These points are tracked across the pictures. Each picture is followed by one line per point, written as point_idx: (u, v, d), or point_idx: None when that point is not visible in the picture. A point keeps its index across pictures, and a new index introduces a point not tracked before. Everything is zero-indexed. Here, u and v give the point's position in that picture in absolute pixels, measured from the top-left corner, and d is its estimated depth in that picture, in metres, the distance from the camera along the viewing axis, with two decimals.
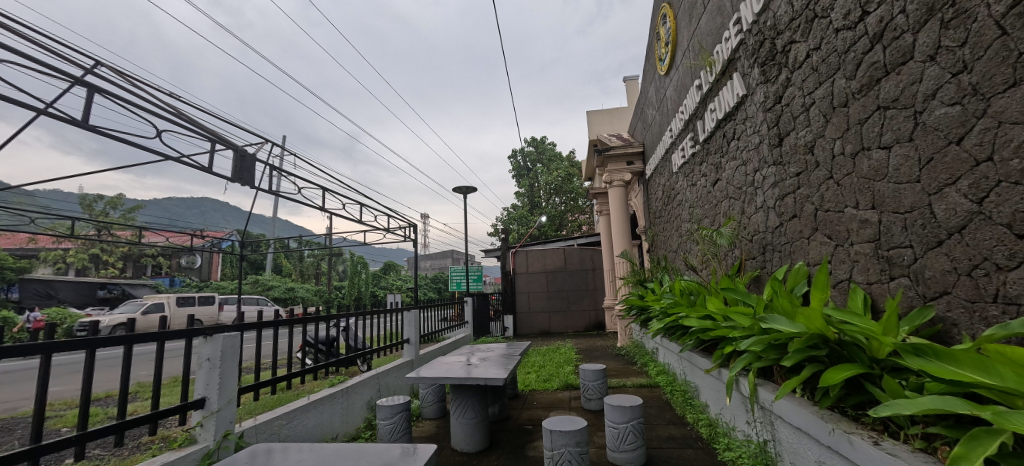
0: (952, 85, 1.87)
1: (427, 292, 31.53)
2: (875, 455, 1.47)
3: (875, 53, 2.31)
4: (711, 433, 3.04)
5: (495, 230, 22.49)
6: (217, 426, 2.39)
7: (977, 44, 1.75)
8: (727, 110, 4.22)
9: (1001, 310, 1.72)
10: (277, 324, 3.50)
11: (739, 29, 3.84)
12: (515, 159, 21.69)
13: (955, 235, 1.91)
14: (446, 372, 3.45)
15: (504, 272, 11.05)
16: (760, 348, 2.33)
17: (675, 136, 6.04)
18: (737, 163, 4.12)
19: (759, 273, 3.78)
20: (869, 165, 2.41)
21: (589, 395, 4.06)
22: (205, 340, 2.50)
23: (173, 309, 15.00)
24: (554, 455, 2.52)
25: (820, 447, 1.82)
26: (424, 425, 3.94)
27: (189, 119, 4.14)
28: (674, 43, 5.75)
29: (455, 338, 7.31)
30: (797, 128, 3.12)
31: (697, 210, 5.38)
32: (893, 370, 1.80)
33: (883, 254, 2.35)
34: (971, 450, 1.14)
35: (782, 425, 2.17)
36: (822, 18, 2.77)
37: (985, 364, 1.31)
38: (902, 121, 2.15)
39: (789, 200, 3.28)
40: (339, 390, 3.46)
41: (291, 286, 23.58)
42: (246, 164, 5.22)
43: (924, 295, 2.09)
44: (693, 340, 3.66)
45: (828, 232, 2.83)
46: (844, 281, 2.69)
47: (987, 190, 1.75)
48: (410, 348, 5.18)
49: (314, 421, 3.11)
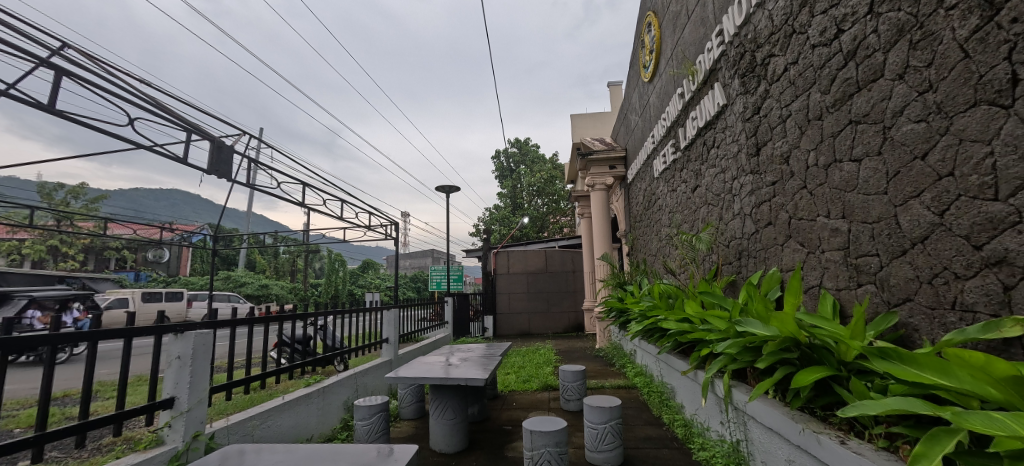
0: (919, 103, 1.98)
1: (406, 291, 31.21)
2: (841, 453, 1.55)
3: (848, 69, 2.43)
4: (686, 433, 3.13)
5: (477, 230, 22.41)
6: (186, 426, 2.30)
7: (941, 65, 1.86)
8: (708, 119, 4.34)
9: (958, 316, 1.83)
10: (253, 321, 3.39)
11: (720, 40, 3.96)
12: (498, 160, 21.66)
13: (918, 245, 2.02)
14: (426, 372, 3.43)
15: (485, 273, 10.98)
16: (735, 351, 2.40)
17: (657, 142, 6.17)
18: (716, 171, 4.25)
19: (735, 278, 3.89)
20: (841, 176, 2.52)
21: (569, 396, 4.10)
22: (176, 338, 2.39)
23: (139, 304, 14.41)
24: (534, 455, 2.52)
25: (790, 446, 1.90)
26: (402, 426, 3.90)
27: (166, 109, 3.98)
28: (658, 52, 5.86)
29: (435, 339, 7.25)
30: (774, 138, 3.23)
31: (677, 215, 5.50)
32: (859, 372, 1.89)
33: (851, 261, 2.46)
34: (931, 448, 1.20)
35: (755, 425, 2.24)
36: (800, 34, 2.88)
37: (944, 367, 1.37)
38: (872, 135, 2.27)
39: (765, 208, 3.40)
40: (315, 390, 3.39)
41: (265, 283, 22.95)
42: (223, 155, 5.07)
43: (889, 301, 2.20)
44: (671, 342, 3.75)
45: (801, 239, 2.94)
46: (815, 287, 2.80)
47: (948, 204, 1.85)
48: (389, 347, 5.11)
49: (289, 422, 3.03)
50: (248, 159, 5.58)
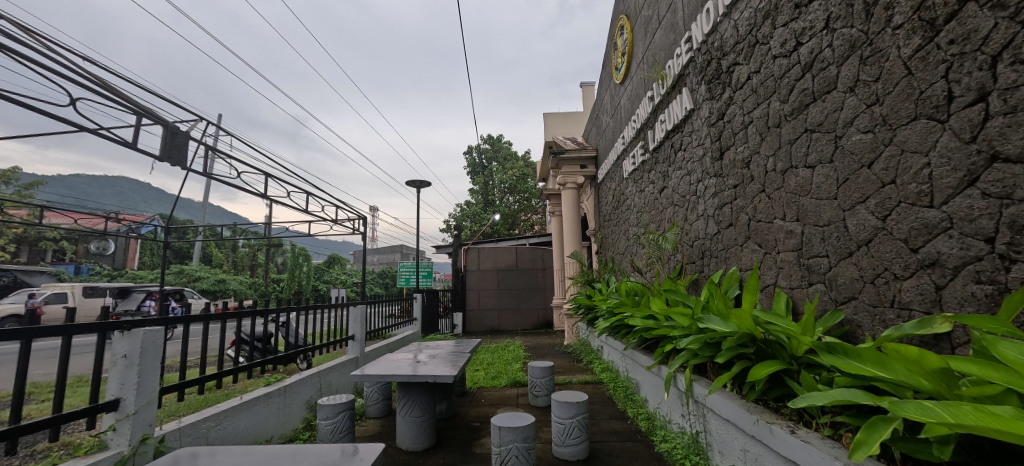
0: (867, 115, 2.12)
1: (373, 287, 30.48)
2: (791, 442, 1.65)
3: (805, 80, 2.57)
4: (649, 426, 3.23)
5: (447, 226, 22.18)
6: (133, 429, 2.16)
7: (888, 81, 2.00)
8: (676, 123, 4.48)
9: (896, 314, 1.97)
10: (208, 318, 3.21)
11: (689, 47, 4.09)
12: (470, 156, 21.53)
13: (862, 248, 2.17)
14: (393, 369, 3.36)
15: (455, 270, 10.90)
16: (697, 346, 2.51)
17: (627, 143, 6.31)
18: (682, 173, 4.39)
19: (697, 276, 4.05)
20: (796, 181, 2.67)
21: (537, 392, 4.14)
22: (122, 336, 2.24)
23: (79, 300, 13.33)
24: (502, 451, 2.53)
25: (745, 436, 2.00)
26: (367, 424, 3.82)
27: (114, 91, 3.68)
28: (630, 55, 5.99)
29: (404, 335, 7.14)
30: (736, 143, 3.37)
31: (644, 215, 5.65)
32: (808, 366, 2.02)
33: (804, 262, 2.62)
34: (870, 435, 1.30)
35: (713, 417, 2.35)
36: (762, 45, 3.02)
37: (883, 360, 1.48)
38: (825, 144, 2.41)
39: (727, 210, 3.55)
40: (276, 389, 3.26)
41: (222, 277, 21.81)
42: (178, 141, 4.75)
43: (836, 299, 2.35)
44: (636, 338, 3.86)
45: (759, 240, 3.09)
46: (770, 285, 2.96)
47: (889, 210, 2.00)
48: (355, 345, 4.98)
49: (247, 422, 2.90)
50: (206, 146, 5.26)
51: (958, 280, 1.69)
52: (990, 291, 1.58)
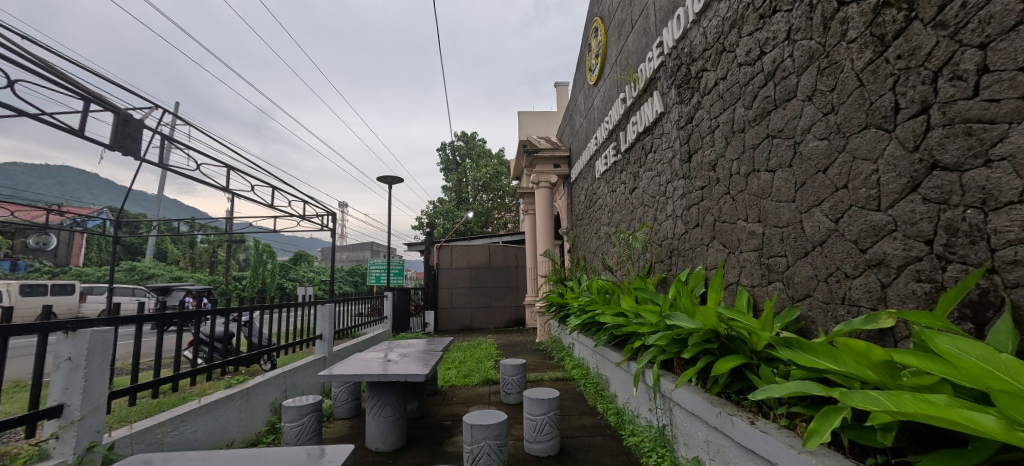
0: (823, 123, 2.25)
1: (342, 285, 29.67)
2: (751, 432, 1.73)
3: (768, 88, 2.69)
4: (618, 420, 3.32)
5: (420, 223, 21.88)
6: (78, 437, 2.02)
7: (842, 91, 2.12)
8: (647, 125, 4.60)
9: (846, 310, 2.11)
10: (164, 317, 3.03)
11: (660, 52, 4.20)
12: (444, 152, 21.31)
13: (817, 248, 2.30)
14: (363, 369, 3.29)
15: (427, 267, 10.76)
16: (665, 342, 2.59)
17: (599, 144, 6.42)
18: (652, 174, 4.52)
19: (666, 275, 4.18)
20: (758, 184, 2.80)
21: (509, 390, 4.16)
22: (67, 337, 2.07)
23: (15, 298, 12.31)
24: (473, 449, 2.53)
25: (708, 428, 2.09)
26: (335, 426, 3.72)
27: (59, 73, 3.40)
28: (604, 57, 6.09)
29: (374, 334, 7.00)
30: (703, 147, 3.50)
31: (616, 215, 5.77)
32: (767, 360, 2.12)
33: (764, 261, 2.75)
34: (823, 424, 1.38)
35: (679, 410, 2.44)
36: (728, 53, 3.14)
37: (834, 353, 1.58)
38: (785, 149, 2.54)
39: (694, 211, 3.68)
40: (237, 392, 3.12)
41: (178, 275, 20.68)
42: (130, 129, 4.45)
43: (793, 296, 2.49)
44: (606, 335, 3.94)
45: (724, 240, 3.22)
46: (733, 283, 3.10)
47: (842, 212, 2.13)
48: (323, 344, 4.84)
49: (205, 427, 2.76)
50: (162, 135, 4.94)
51: (901, 278, 1.83)
52: (928, 289, 1.72)
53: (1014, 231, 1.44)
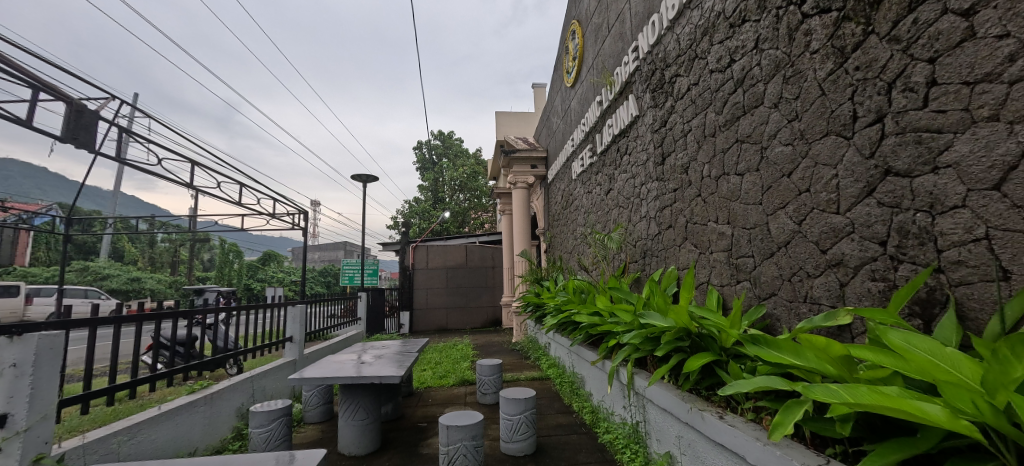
0: (788, 129, 2.35)
1: (314, 286, 28.80)
2: (720, 426, 1.80)
3: (737, 95, 2.80)
4: (593, 418, 3.36)
5: (395, 222, 21.49)
6: (24, 449, 1.88)
7: (806, 99, 2.23)
8: (622, 128, 4.69)
9: (807, 308, 2.22)
10: (120, 320, 2.85)
11: (635, 56, 4.29)
12: (420, 151, 21.03)
13: (782, 249, 2.41)
14: (336, 371, 3.22)
15: (402, 268, 10.59)
16: (639, 341, 2.64)
17: (576, 146, 6.50)
18: (627, 176, 4.61)
19: (640, 275, 4.27)
20: (728, 187, 2.90)
21: (485, 390, 4.15)
22: (11, 341, 1.93)
23: None
24: (449, 450, 2.51)
25: (680, 423, 2.15)
26: (306, 430, 3.61)
27: (5, 60, 3.16)
28: (581, 59, 6.16)
29: (346, 336, 6.83)
30: (676, 150, 3.60)
31: (591, 216, 5.86)
32: (735, 356, 2.20)
33: (732, 261, 2.86)
34: (786, 417, 1.44)
35: (652, 407, 2.50)
36: (700, 59, 3.24)
37: (797, 349, 1.65)
38: (752, 154, 2.64)
39: (667, 212, 3.78)
40: (201, 397, 2.98)
41: (136, 275, 19.55)
42: (84, 121, 4.18)
43: (759, 295, 2.59)
44: (582, 334, 3.99)
45: (695, 241, 3.32)
46: (704, 283, 3.20)
47: (804, 215, 2.24)
48: (293, 347, 4.68)
49: (166, 435, 2.62)
50: (119, 127, 4.65)
51: (858, 278, 1.93)
52: (882, 288, 1.82)
53: (958, 233, 1.55)
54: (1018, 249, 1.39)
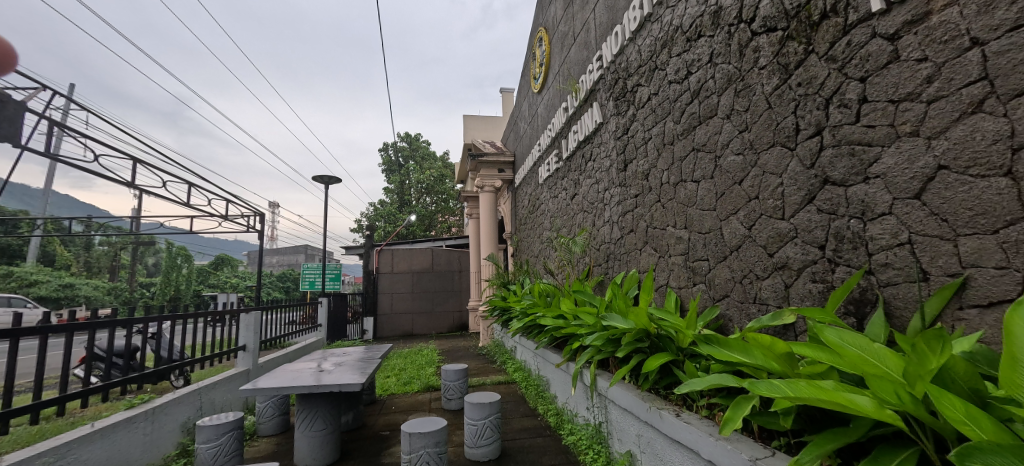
0: (739, 139, 2.49)
1: (271, 292, 27.43)
2: (676, 424, 1.86)
3: (693, 105, 2.93)
4: (558, 420, 3.39)
5: (358, 225, 20.86)
6: None
7: (755, 111, 2.37)
8: (587, 134, 4.80)
9: (757, 308, 2.34)
10: (48, 331, 2.60)
11: (599, 65, 4.41)
12: (386, 152, 20.58)
13: (733, 252, 2.54)
14: (293, 380, 3.07)
15: (366, 272, 10.29)
16: (601, 342, 2.70)
17: (543, 151, 6.57)
18: (591, 181, 4.71)
19: (603, 278, 4.36)
20: (685, 193, 3.03)
21: (450, 395, 4.09)
22: None
23: None
24: (412, 458, 2.46)
25: (640, 422, 2.21)
26: (259, 444, 3.42)
27: None
28: (547, 66, 6.25)
29: (305, 344, 6.54)
30: (638, 157, 3.72)
31: (557, 220, 5.94)
32: (691, 356, 2.29)
33: (689, 264, 2.98)
34: (736, 413, 1.51)
35: (613, 407, 2.55)
36: (660, 70, 3.37)
37: (746, 347, 1.74)
38: (707, 162, 2.78)
39: (629, 217, 3.89)
40: (141, 412, 2.76)
41: (70, 281, 17.90)
42: (8, 112, 3.80)
43: (713, 297, 2.72)
44: (547, 337, 4.03)
45: (655, 245, 3.44)
46: (663, 285, 3.31)
47: (754, 221, 2.37)
48: (246, 356, 4.44)
49: (99, 454, 2.41)
50: (49, 120, 4.27)
51: (800, 279, 2.07)
52: (821, 289, 1.96)
53: (886, 238, 1.69)
54: (935, 252, 1.53)
